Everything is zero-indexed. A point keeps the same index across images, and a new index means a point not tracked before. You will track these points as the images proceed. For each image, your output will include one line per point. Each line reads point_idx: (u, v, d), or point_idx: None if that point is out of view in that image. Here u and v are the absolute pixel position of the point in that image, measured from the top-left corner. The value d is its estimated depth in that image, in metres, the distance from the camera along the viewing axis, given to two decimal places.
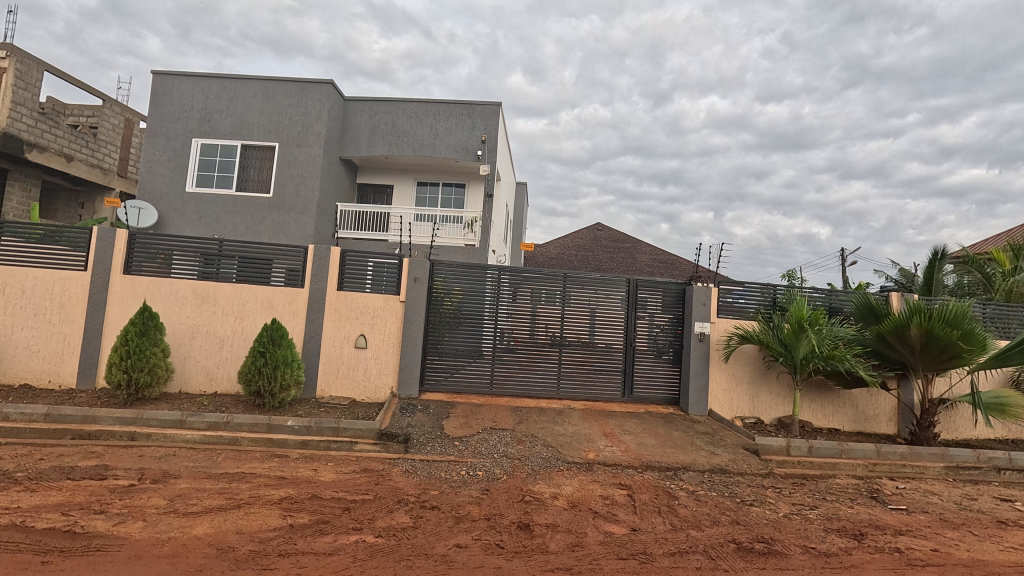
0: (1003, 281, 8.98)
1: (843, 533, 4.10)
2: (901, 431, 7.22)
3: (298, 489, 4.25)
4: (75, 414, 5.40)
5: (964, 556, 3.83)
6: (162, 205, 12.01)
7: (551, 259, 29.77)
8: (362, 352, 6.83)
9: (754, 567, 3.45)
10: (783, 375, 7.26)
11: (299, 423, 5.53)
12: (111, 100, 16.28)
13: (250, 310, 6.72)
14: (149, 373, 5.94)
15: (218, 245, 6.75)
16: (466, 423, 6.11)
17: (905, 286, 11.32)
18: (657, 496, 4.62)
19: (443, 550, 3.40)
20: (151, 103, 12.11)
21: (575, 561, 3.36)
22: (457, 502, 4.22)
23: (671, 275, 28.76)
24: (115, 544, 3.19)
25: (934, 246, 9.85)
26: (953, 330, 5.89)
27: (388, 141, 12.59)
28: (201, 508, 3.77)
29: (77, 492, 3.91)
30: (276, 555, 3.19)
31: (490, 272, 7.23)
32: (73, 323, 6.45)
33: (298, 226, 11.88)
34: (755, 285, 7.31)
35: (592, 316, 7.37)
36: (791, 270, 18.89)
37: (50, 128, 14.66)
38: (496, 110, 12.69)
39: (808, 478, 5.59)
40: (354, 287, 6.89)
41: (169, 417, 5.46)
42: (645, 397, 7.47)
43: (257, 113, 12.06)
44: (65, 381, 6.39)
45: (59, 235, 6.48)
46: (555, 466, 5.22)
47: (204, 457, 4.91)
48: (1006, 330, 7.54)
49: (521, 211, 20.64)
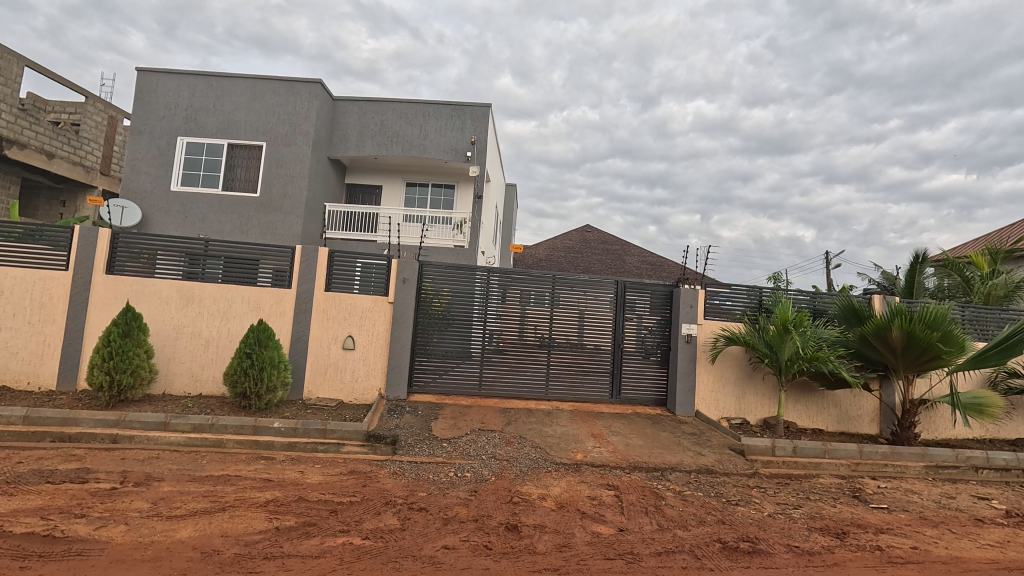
0: (982, 285, 9.30)
1: (825, 532, 4.17)
2: (883, 431, 7.35)
3: (284, 492, 4.19)
4: (56, 416, 5.31)
5: (942, 553, 3.91)
6: (146, 204, 11.84)
7: (539, 261, 29.89)
8: (350, 353, 6.79)
9: (738, 566, 3.49)
10: (769, 376, 7.36)
11: (285, 425, 5.47)
12: (94, 96, 16.00)
13: (236, 311, 6.65)
14: (132, 374, 5.84)
15: (203, 245, 6.67)
16: (455, 425, 6.11)
17: (887, 288, 11.55)
18: (644, 496, 4.66)
19: (431, 551, 3.40)
20: (135, 101, 11.94)
21: (563, 561, 3.38)
22: (444, 504, 4.21)
23: (658, 277, 29.07)
24: (96, 548, 3.14)
25: (915, 250, 10.04)
26: (933, 331, 6.01)
27: (378, 142, 12.54)
28: (185, 511, 3.71)
29: (56, 496, 3.83)
30: (261, 558, 3.15)
31: (479, 273, 7.22)
32: (54, 323, 6.33)
33: (285, 226, 11.77)
34: (741, 287, 7.41)
35: (581, 318, 7.40)
36: (775, 274, 18.68)
37: (32, 125, 14.39)
38: (486, 112, 12.72)
39: (793, 478, 5.66)
40: (342, 287, 6.85)
41: (152, 418, 5.38)
42: (633, 398, 7.52)
43: (244, 111, 11.94)
44: (45, 383, 6.26)
45: (40, 234, 6.36)
46: (543, 468, 5.23)
47: (188, 460, 4.85)
48: (984, 332, 7.71)
49: (510, 212, 20.68)
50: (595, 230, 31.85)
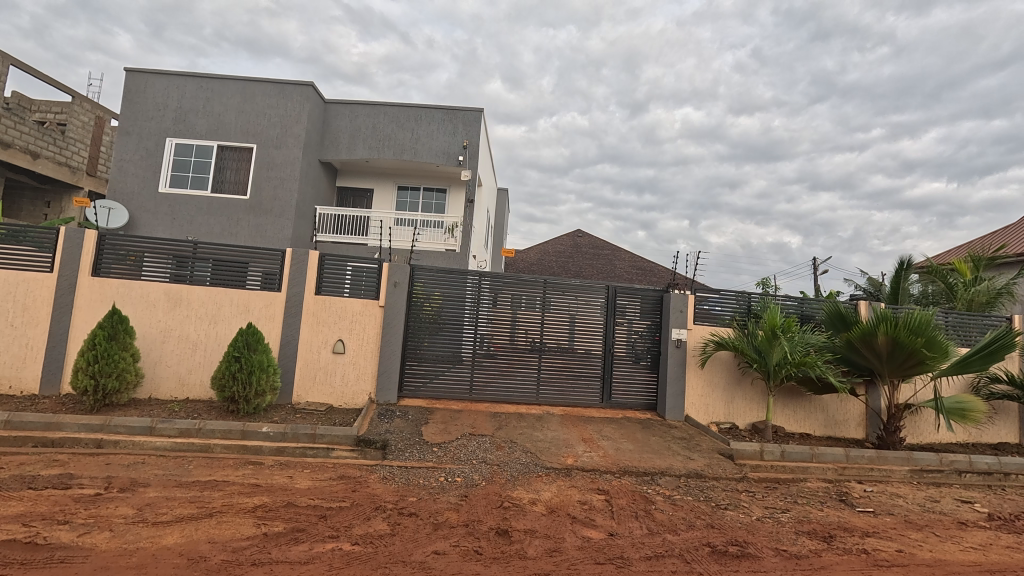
0: (966, 291, 9.51)
1: (813, 536, 4.21)
2: (868, 436, 7.45)
3: (273, 498, 4.16)
4: (38, 420, 5.18)
5: (927, 556, 3.97)
6: (133, 204, 11.69)
7: (530, 265, 30.03)
8: (340, 357, 6.75)
9: (728, 569, 3.53)
10: (757, 380, 7.45)
11: (274, 430, 5.40)
12: (81, 96, 15.90)
13: (225, 314, 6.59)
14: (117, 378, 5.75)
15: (191, 247, 6.59)
16: (445, 429, 6.09)
17: (872, 293, 11.70)
18: (634, 501, 4.68)
19: (420, 556, 3.38)
20: (124, 102, 11.82)
21: (553, 566, 3.39)
22: (435, 509, 4.20)
23: (648, 282, 29.42)
24: (80, 555, 3.08)
25: (901, 258, 10.15)
26: (918, 337, 6.11)
27: (369, 145, 12.51)
28: (172, 517, 3.67)
29: (39, 502, 3.76)
30: (249, 564, 3.12)
31: (470, 277, 7.22)
32: (36, 327, 6.22)
33: (275, 228, 11.69)
34: (730, 293, 7.51)
35: (572, 321, 7.43)
36: (762, 279, 18.46)
37: (16, 124, 14.16)
38: (478, 116, 12.77)
39: (781, 482, 5.73)
40: (333, 292, 6.82)
41: (138, 423, 5.29)
42: (623, 403, 7.54)
43: (235, 113, 11.86)
44: (27, 387, 6.15)
45: (23, 235, 6.26)
46: (534, 472, 5.23)
47: (174, 464, 4.79)
48: (967, 338, 7.85)
49: (501, 218, 20.81)
50: (586, 235, 31.98)
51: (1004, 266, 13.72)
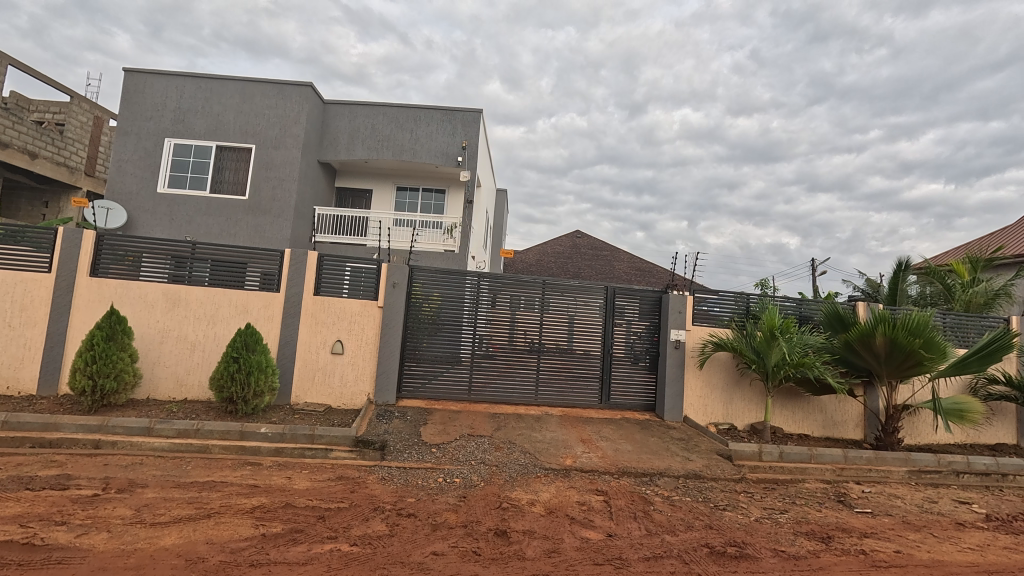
0: (963, 293, 9.52)
1: (811, 536, 4.22)
2: (867, 436, 7.46)
3: (272, 498, 4.16)
4: (36, 421, 5.18)
5: (925, 556, 3.97)
6: (132, 204, 11.68)
7: (528, 266, 30.03)
8: (339, 357, 6.75)
9: (726, 570, 3.54)
10: (756, 381, 7.46)
11: (273, 431, 5.39)
12: (80, 96, 15.87)
13: (223, 315, 6.58)
14: (115, 379, 5.74)
15: (189, 247, 6.58)
16: (443, 430, 6.09)
17: (870, 294, 11.71)
18: (632, 502, 4.68)
19: (419, 557, 3.38)
20: (122, 102, 11.81)
21: (551, 566, 3.39)
22: (433, 510, 4.19)
23: (647, 283, 29.44)
24: (77, 556, 3.07)
25: (899, 259, 10.15)
26: (916, 338, 6.12)
27: (368, 145, 12.51)
28: (170, 518, 3.66)
29: (36, 503, 3.74)
30: (247, 565, 3.12)
31: (469, 278, 7.21)
32: (34, 327, 6.21)
33: (274, 229, 11.68)
34: (729, 294, 7.52)
35: (571, 322, 7.43)
36: (761, 282, 18.40)
37: (14, 124, 14.17)
38: (477, 117, 12.77)
39: (780, 483, 5.73)
40: (332, 292, 6.82)
41: (136, 423, 5.28)
42: (622, 404, 7.54)
43: (233, 113, 11.85)
44: (24, 387, 6.13)
45: (21, 235, 6.25)
46: (532, 473, 5.23)
47: (172, 465, 4.78)
48: (965, 339, 7.87)
49: (500, 219, 20.82)
50: (585, 236, 31.99)
51: (1002, 268, 13.75)
